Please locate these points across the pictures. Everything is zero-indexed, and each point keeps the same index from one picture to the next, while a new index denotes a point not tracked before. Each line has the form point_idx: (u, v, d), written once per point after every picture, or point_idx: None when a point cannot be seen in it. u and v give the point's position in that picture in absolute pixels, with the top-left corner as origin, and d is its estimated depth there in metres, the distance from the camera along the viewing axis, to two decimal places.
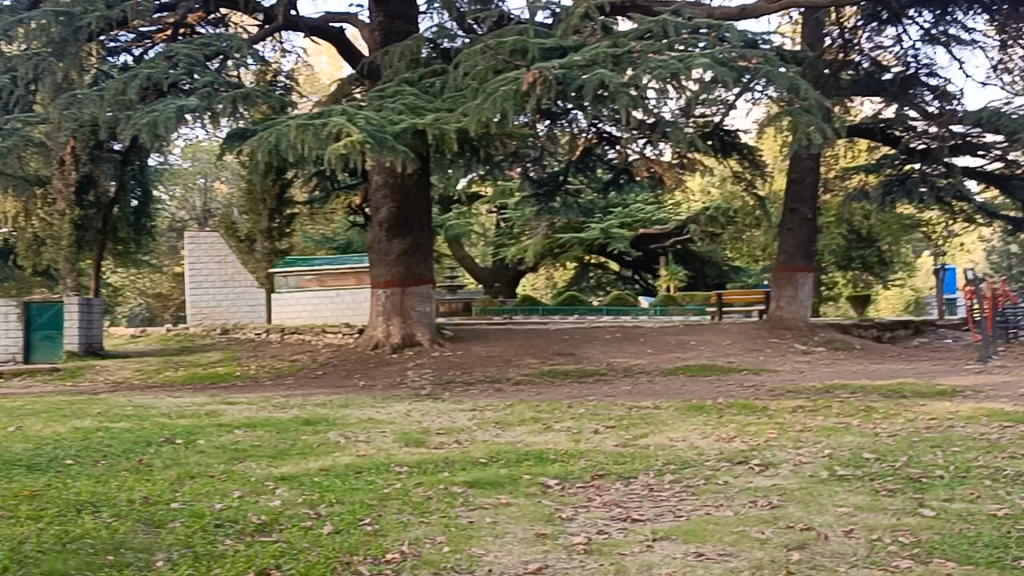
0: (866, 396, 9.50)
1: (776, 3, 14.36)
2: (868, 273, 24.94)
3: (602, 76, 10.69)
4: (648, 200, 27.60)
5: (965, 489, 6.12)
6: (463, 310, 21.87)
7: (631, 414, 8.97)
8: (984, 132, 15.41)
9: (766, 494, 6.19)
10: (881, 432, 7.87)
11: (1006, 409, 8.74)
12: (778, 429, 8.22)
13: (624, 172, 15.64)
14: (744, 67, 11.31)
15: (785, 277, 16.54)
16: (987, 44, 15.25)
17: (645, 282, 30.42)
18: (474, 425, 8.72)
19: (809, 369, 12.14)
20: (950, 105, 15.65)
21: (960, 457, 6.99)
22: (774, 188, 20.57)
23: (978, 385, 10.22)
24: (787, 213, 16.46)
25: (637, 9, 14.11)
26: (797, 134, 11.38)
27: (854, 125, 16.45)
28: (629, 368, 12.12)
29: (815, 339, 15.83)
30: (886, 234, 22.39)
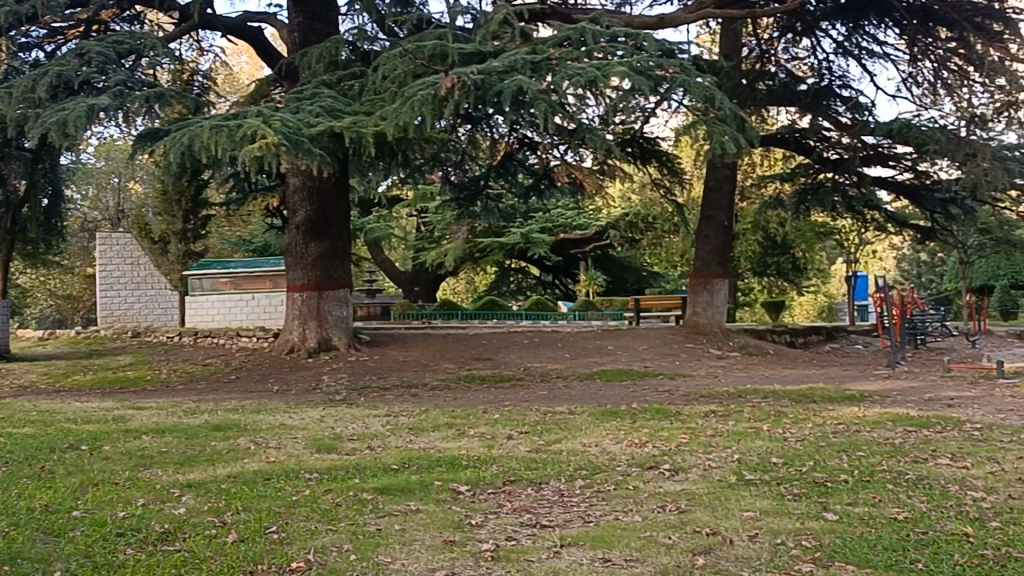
0: (776, 401, 9.64)
1: (695, 12, 14.53)
2: (783, 279, 25.37)
3: (520, 82, 10.70)
4: (568, 205, 28.20)
5: (868, 493, 6.23)
6: (383, 314, 21.74)
7: (546, 419, 8.99)
8: (895, 143, 15.75)
9: (675, 498, 6.24)
10: (789, 437, 7.99)
11: (911, 414, 8.92)
12: (690, 433, 8.29)
13: (544, 178, 15.67)
14: (661, 77, 11.45)
15: (701, 282, 16.71)
16: (897, 57, 15.60)
17: (565, 287, 30.61)
18: (387, 430, 8.66)
19: (723, 373, 12.29)
20: (862, 116, 15.95)
21: (865, 461, 7.13)
22: (692, 195, 20.83)
23: (886, 390, 10.44)
24: (704, 219, 16.66)
25: (557, 16, 14.18)
26: (712, 142, 11.51)
27: (769, 134, 16.72)
28: (546, 374, 12.15)
29: (731, 345, 16.05)
30: (801, 241, 22.79)
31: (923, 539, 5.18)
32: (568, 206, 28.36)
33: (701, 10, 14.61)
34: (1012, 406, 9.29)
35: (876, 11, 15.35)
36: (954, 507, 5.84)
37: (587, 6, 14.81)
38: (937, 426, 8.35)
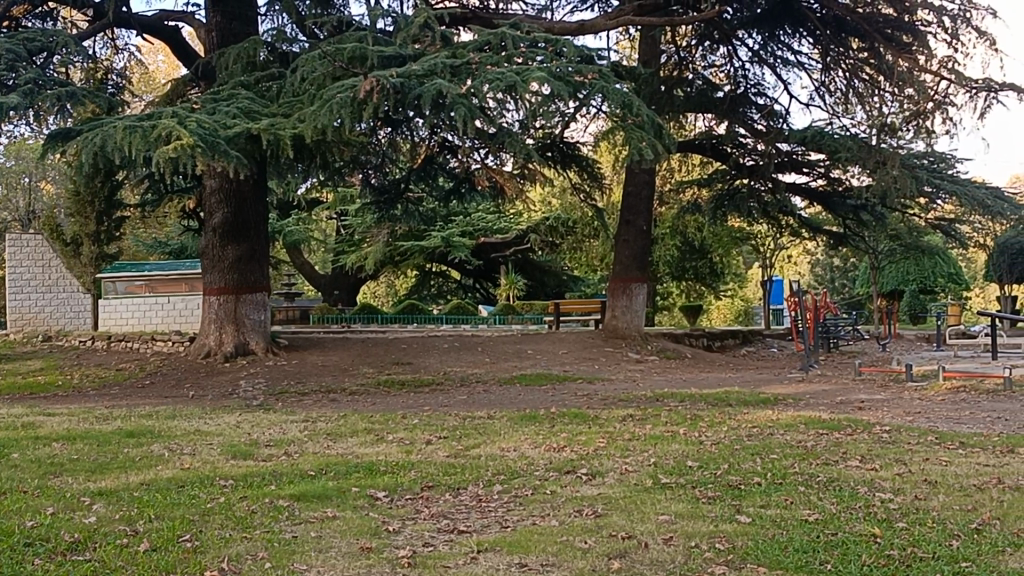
0: (693, 405, 9.76)
1: (614, 19, 14.69)
2: (701, 283, 25.70)
3: (440, 86, 10.71)
4: (489, 209, 28.14)
5: (780, 496, 6.34)
6: (302, 317, 21.55)
7: (465, 424, 8.99)
8: (808, 150, 16.07)
9: (591, 503, 6.28)
10: (705, 440, 8.10)
11: (824, 417, 9.10)
12: (607, 437, 8.36)
13: (465, 182, 15.68)
14: (580, 83, 11.57)
15: (620, 286, 16.85)
16: (811, 66, 15.93)
17: (486, 291, 30.71)
18: (304, 436, 8.59)
19: (641, 377, 12.41)
20: (777, 124, 16.24)
21: (777, 464, 7.26)
22: (612, 200, 21.02)
23: (800, 393, 10.62)
24: (623, 224, 16.82)
25: (478, 21, 14.19)
26: (631, 148, 11.64)
27: (687, 140, 16.95)
28: (465, 378, 12.16)
29: (649, 348, 16.21)
30: (718, 245, 23.12)
31: (833, 540, 5.30)
32: (489, 210, 28.41)
33: (620, 18, 14.76)
34: (919, 408, 9.54)
35: (791, 21, 15.64)
36: (863, 508, 5.98)
37: (509, 11, 14.86)
38: (848, 428, 8.53)
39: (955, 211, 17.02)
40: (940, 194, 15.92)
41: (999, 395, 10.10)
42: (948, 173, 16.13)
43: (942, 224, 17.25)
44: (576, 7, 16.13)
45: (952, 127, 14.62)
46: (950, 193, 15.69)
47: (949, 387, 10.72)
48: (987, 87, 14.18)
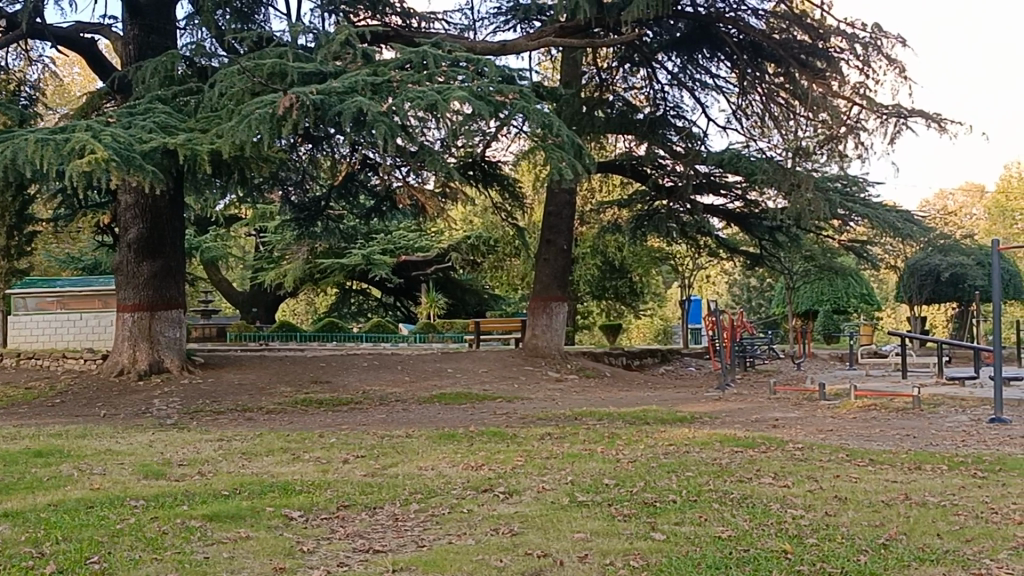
0: (611, 423, 9.83)
1: (536, 40, 14.82)
2: (621, 303, 25.95)
3: (361, 104, 10.68)
4: (410, 228, 28.12)
5: (694, 513, 6.41)
6: (219, 336, 21.25)
7: (383, 443, 8.95)
8: (726, 172, 16.33)
9: (508, 521, 6.28)
10: (622, 458, 8.17)
11: (739, 435, 9.23)
12: (525, 456, 8.38)
13: (386, 200, 15.64)
14: (501, 102, 11.65)
15: (540, 305, 16.91)
16: (728, 89, 16.21)
17: (407, 309, 30.66)
18: (219, 455, 8.47)
19: (560, 396, 12.46)
20: (695, 146, 16.48)
21: (692, 481, 7.34)
22: (533, 219, 21.13)
23: (716, 412, 10.76)
24: (544, 243, 16.91)
25: (400, 39, 14.20)
26: (550, 168, 11.75)
27: (607, 160, 17.14)
28: (384, 397, 12.07)
29: (569, 367, 16.28)
30: (637, 265, 23.34)
31: (745, 556, 5.36)
32: (410, 228, 28.36)
33: (542, 39, 14.89)
34: (831, 426, 9.73)
35: (709, 45, 15.90)
36: (774, 525, 6.08)
37: (431, 30, 14.90)
38: (762, 446, 8.65)
39: (868, 234, 17.44)
40: (853, 217, 16.30)
41: (907, 412, 10.35)
42: (860, 196, 16.51)
43: (854, 246, 17.65)
44: (499, 27, 16.23)
45: (864, 152, 14.99)
46: (862, 216, 16.08)
47: (860, 405, 10.96)
48: (897, 113, 14.57)
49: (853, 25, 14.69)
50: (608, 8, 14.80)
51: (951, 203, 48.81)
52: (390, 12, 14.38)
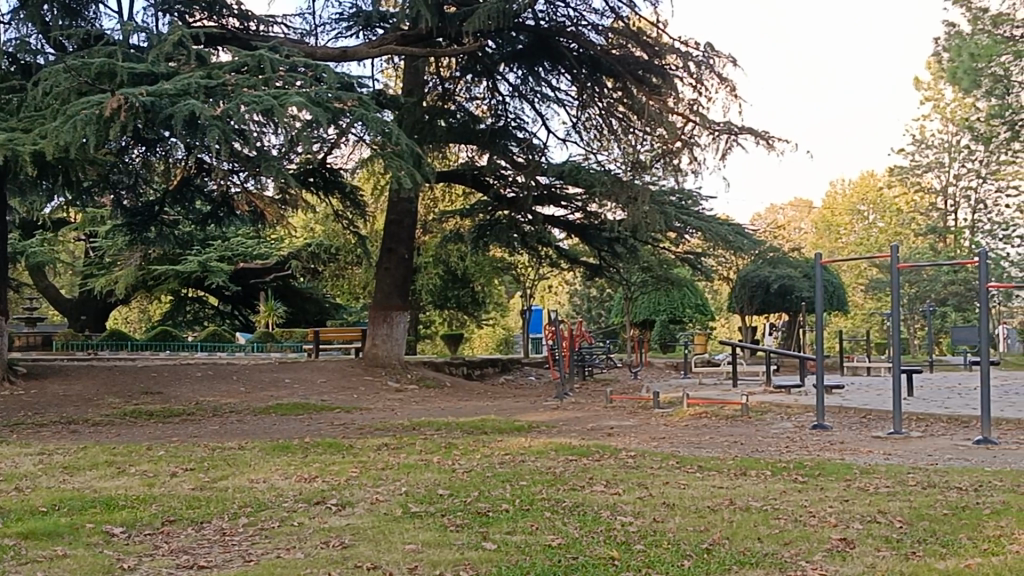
0: (448, 433, 9.83)
1: (377, 48, 14.74)
2: (463, 312, 26.06)
3: (193, 107, 10.42)
4: (249, 234, 27.70)
5: (526, 522, 6.45)
6: (44, 345, 20.38)
7: (213, 455, 8.73)
8: (566, 184, 16.61)
9: (338, 533, 6.19)
10: (457, 468, 8.18)
11: (574, 443, 9.36)
12: (360, 467, 8.30)
13: (223, 206, 15.30)
14: (339, 109, 11.59)
15: (381, 314, 16.79)
16: (568, 102, 16.48)
17: (245, 318, 30.17)
18: (38, 470, 8.11)
19: (399, 406, 12.40)
20: (536, 157, 16.68)
21: (526, 490, 7.39)
22: (375, 228, 21.02)
23: (553, 420, 10.88)
24: (385, 252, 16.84)
25: (237, 42, 13.96)
26: (389, 176, 11.78)
27: (449, 170, 17.24)
28: (218, 408, 11.77)
29: (409, 377, 16.23)
30: (480, 274, 23.44)
31: (573, 564, 5.43)
32: (249, 235, 27.90)
33: (384, 47, 14.84)
34: (663, 434, 9.96)
35: (549, 58, 16.13)
36: (604, 532, 6.17)
37: (270, 33, 14.69)
38: (596, 454, 8.79)
39: (702, 246, 18.02)
40: (687, 229, 16.79)
41: (736, 420, 10.69)
42: (694, 210, 17.03)
43: (689, 258, 18.19)
44: (341, 33, 16.09)
45: (698, 167, 15.46)
46: (696, 229, 16.61)
47: (692, 413, 11.26)
48: (728, 130, 15.08)
49: (687, 43, 15.16)
50: (450, 18, 14.89)
51: (781, 216, 50.80)
52: (228, 14, 14.13)
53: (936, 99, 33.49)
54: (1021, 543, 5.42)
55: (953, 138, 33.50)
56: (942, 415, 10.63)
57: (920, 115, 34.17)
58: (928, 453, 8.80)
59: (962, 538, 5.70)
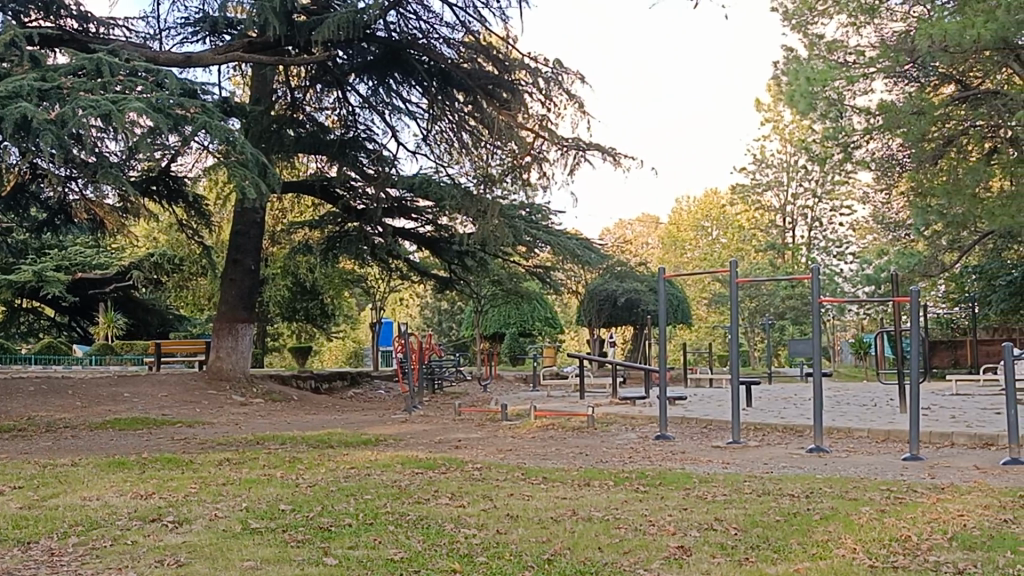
0: (292, 447, 9.67)
1: (223, 55, 14.42)
2: (312, 324, 25.73)
3: (25, 110, 10.03)
4: (87, 243, 26.86)
5: (369, 536, 6.39)
6: None
7: (44, 472, 8.38)
8: (416, 197, 16.61)
9: (174, 551, 6.01)
10: (300, 483, 8.05)
11: (420, 456, 9.33)
12: (200, 482, 8.09)
13: (60, 213, 14.75)
14: (182, 116, 11.37)
15: (225, 326, 16.42)
16: (419, 115, 16.47)
17: (83, 330, 29.25)
18: None
19: (244, 420, 12.13)
20: (386, 170, 16.68)
21: (370, 504, 7.32)
22: (221, 239, 20.59)
23: (400, 434, 10.82)
24: (230, 263, 16.52)
25: (75, 44, 13.49)
26: (233, 186, 11.62)
27: (296, 181, 17.05)
28: (51, 423, 11.32)
29: (254, 391, 15.92)
30: (329, 287, 23.16)
31: None
32: (88, 245, 27.03)
33: (229, 53, 14.54)
34: (510, 446, 10.02)
35: (400, 70, 16.18)
36: (447, 544, 6.16)
37: (110, 36, 14.25)
38: (442, 467, 8.78)
39: (552, 260, 18.36)
40: (536, 244, 17.07)
41: (581, 431, 10.83)
42: (544, 225, 17.33)
43: (539, 271, 18.49)
44: (186, 38, 15.73)
45: (547, 183, 15.66)
46: (546, 244, 16.96)
47: (539, 425, 11.38)
48: (576, 146, 15.33)
49: (536, 60, 15.36)
50: (299, 27, 14.78)
51: (630, 232, 51.89)
52: (65, 15, 13.65)
53: (775, 120, 34.77)
54: (846, 547, 5.66)
55: (791, 158, 34.88)
56: (778, 425, 11.01)
57: (760, 136, 35.39)
58: (763, 462, 9.10)
59: (792, 543, 5.91)
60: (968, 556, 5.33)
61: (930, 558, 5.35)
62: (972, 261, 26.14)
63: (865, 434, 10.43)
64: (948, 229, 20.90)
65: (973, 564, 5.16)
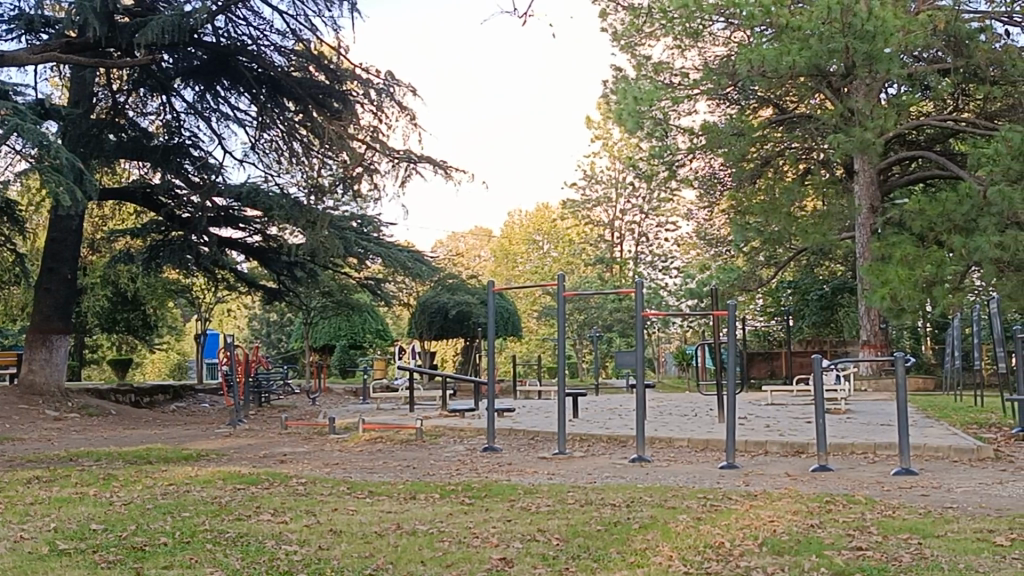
0: (109, 463, 9.33)
1: (40, 55, 13.79)
2: (133, 336, 24.81)
3: None
4: None
5: (185, 555, 6.22)
6: None
7: None
8: (244, 206, 16.36)
9: None
10: (115, 501, 7.76)
11: (244, 471, 9.13)
12: (6, 502, 7.70)
13: None
14: None
15: (38, 338, 15.70)
16: (246, 122, 16.16)
17: None
18: None
19: (57, 437, 11.61)
20: (212, 178, 16.38)
21: (187, 522, 7.11)
22: (34, 246, 19.69)
23: (223, 448, 10.57)
24: (45, 272, 15.86)
25: None
26: (46, 193, 11.16)
27: (117, 188, 16.54)
28: None
29: (69, 406, 15.24)
30: (152, 297, 22.43)
31: None
32: None
33: (48, 53, 13.94)
34: (336, 459, 9.93)
35: (228, 76, 15.86)
36: (266, 562, 6.05)
37: None
38: (265, 482, 8.62)
39: (383, 272, 18.39)
40: (367, 256, 17.06)
41: (410, 444, 10.82)
42: (375, 237, 17.33)
43: (369, 283, 18.51)
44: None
45: (377, 194, 15.58)
46: (376, 255, 16.97)
47: (367, 438, 11.32)
48: (408, 158, 15.33)
49: (368, 71, 15.30)
50: (121, 28, 14.42)
51: (463, 245, 52.23)
52: None
53: (605, 137, 35.66)
54: (663, 554, 5.82)
55: (620, 175, 35.81)
56: (602, 436, 11.24)
57: (590, 152, 36.15)
58: (587, 472, 9.27)
59: (611, 552, 6.04)
60: (777, 559, 5.57)
61: (741, 563, 5.54)
62: (787, 277, 27.40)
63: (685, 442, 10.77)
64: (765, 244, 21.83)
65: (780, 568, 5.35)
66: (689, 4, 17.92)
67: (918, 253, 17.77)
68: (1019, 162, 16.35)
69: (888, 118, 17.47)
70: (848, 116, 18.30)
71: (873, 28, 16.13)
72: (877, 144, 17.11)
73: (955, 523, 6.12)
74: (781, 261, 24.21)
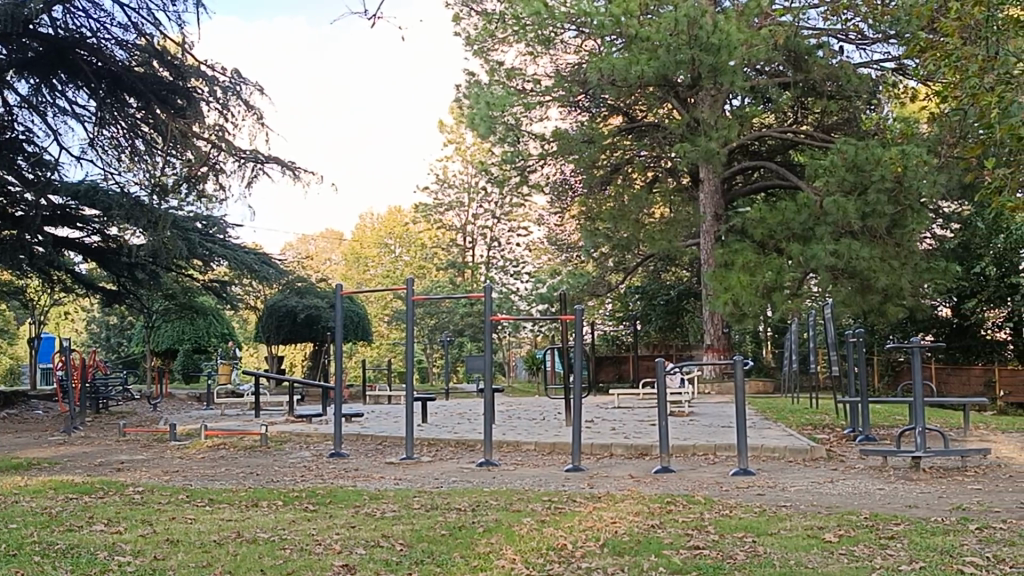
0: None
1: None
2: None
3: None
4: None
5: (10, 568, 5.93)
6: None
7: None
8: (82, 206, 16.38)
9: None
10: None
11: (77, 480, 8.79)
12: None
13: None
14: None
15: None
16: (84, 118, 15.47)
17: None
18: None
19: None
20: (47, 175, 15.92)
21: (14, 534, 6.79)
22: None
23: (56, 457, 10.12)
24: None
25: None
26: None
27: None
28: None
29: None
30: None
31: None
32: None
33: None
34: (177, 467, 9.64)
35: (65, 69, 15.32)
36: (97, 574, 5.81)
37: None
38: (100, 491, 8.31)
39: (228, 274, 18.62)
40: (212, 258, 17.28)
41: (254, 450, 10.59)
42: (220, 238, 17.59)
43: (215, 285, 18.65)
44: None
45: (222, 194, 15.08)
46: (221, 257, 17.27)
47: (209, 444, 11.04)
48: (254, 158, 14.87)
49: (213, 67, 14.87)
50: None
51: (312, 248, 51.49)
52: None
53: (457, 141, 35.66)
54: (506, 557, 5.84)
55: (472, 179, 35.97)
56: (450, 440, 11.24)
57: (443, 156, 36.14)
58: (434, 476, 9.25)
59: (454, 556, 6.02)
60: (617, 560, 5.66)
61: (582, 565, 5.60)
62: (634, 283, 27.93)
63: (532, 446, 10.86)
64: (613, 250, 22.20)
65: (620, 568, 5.44)
66: (541, 11, 18.09)
67: (759, 260, 18.34)
68: (853, 175, 17.12)
69: (732, 129, 17.99)
70: (693, 126, 18.80)
71: (718, 40, 16.58)
72: (721, 154, 17.63)
73: (788, 521, 6.33)
74: (629, 267, 24.71)
